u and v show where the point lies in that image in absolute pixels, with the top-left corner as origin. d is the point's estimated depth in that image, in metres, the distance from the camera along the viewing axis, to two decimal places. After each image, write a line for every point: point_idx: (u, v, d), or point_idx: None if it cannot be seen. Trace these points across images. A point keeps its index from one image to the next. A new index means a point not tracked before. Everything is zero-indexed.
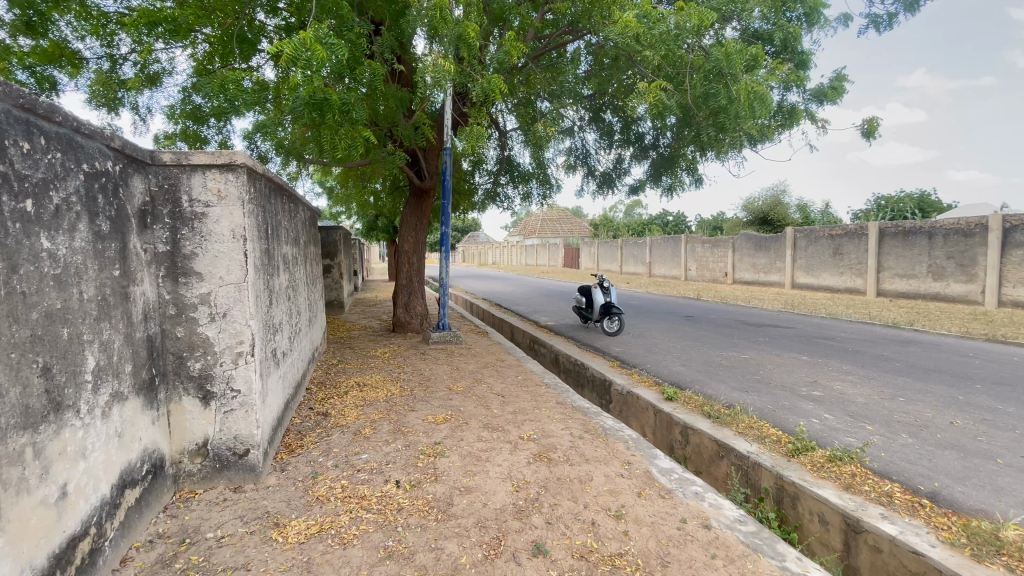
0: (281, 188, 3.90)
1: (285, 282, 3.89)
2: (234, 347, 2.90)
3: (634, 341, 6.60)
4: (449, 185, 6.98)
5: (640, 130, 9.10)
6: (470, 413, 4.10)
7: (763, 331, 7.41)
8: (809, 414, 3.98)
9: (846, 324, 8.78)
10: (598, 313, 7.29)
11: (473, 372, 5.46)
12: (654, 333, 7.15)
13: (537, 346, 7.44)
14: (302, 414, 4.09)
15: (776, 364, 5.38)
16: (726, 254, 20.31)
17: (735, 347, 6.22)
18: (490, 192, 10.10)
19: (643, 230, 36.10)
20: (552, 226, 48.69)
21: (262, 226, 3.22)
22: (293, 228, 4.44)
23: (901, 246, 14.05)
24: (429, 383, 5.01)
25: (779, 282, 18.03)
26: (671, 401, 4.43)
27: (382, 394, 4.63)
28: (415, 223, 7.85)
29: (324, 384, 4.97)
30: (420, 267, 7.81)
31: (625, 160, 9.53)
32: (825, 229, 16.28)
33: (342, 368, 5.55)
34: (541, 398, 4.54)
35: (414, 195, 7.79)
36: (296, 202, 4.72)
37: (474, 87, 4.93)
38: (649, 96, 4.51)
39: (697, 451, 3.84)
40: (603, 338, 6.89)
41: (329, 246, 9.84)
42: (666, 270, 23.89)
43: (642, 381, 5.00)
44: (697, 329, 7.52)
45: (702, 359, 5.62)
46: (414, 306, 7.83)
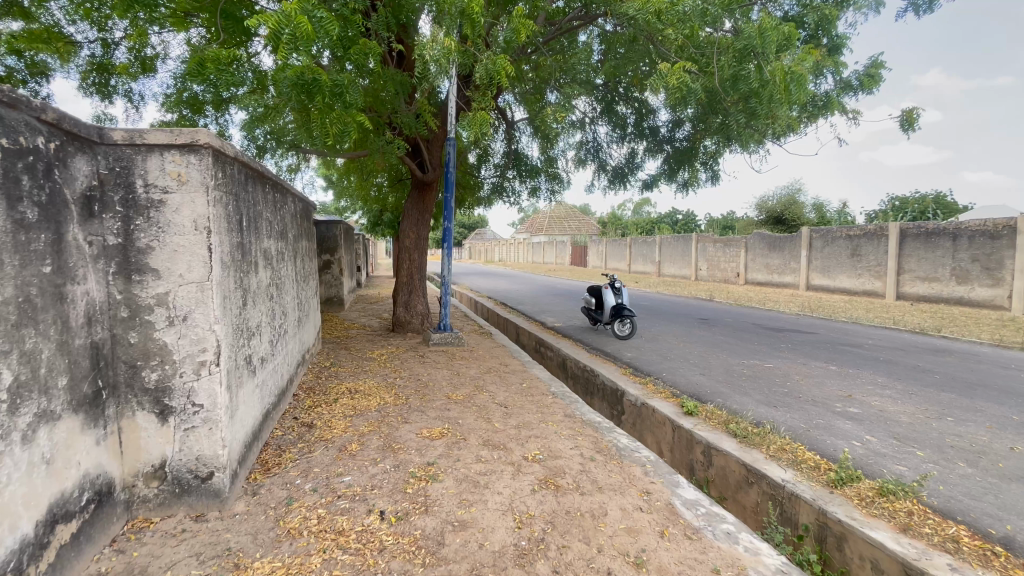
0: (263, 176, 3.52)
1: (266, 280, 3.50)
2: (197, 356, 2.52)
3: (648, 346, 6.17)
4: (450, 178, 6.55)
5: (654, 123, 8.66)
6: (469, 428, 3.70)
7: (785, 337, 6.96)
8: (849, 436, 3.55)
9: (871, 330, 8.29)
10: (608, 315, 6.86)
11: (473, 378, 5.07)
12: (668, 337, 6.72)
13: (543, 350, 7.05)
14: (284, 426, 3.71)
15: (804, 375, 4.94)
16: (738, 253, 19.80)
17: (757, 355, 5.79)
18: (497, 186, 9.70)
19: (652, 229, 35.57)
20: (560, 223, 48.23)
21: (233, 216, 2.83)
22: (280, 221, 4.05)
23: (923, 248, 13.49)
24: (426, 391, 4.62)
25: (793, 283, 17.50)
26: (691, 416, 4.01)
27: (375, 403, 4.24)
28: (416, 218, 7.43)
29: (312, 390, 4.58)
30: (421, 264, 7.40)
31: (638, 154, 9.09)
32: (843, 230, 15.73)
33: (334, 372, 5.16)
34: (548, 410, 4.14)
35: (417, 188, 7.38)
36: (285, 192, 4.35)
37: (479, 69, 4.52)
38: (671, 78, 4.06)
39: (722, 475, 3.43)
40: (614, 342, 6.48)
41: (328, 240, 9.48)
42: (676, 269, 23.39)
43: (657, 391, 4.59)
44: (713, 333, 7.09)
45: (723, 367, 5.19)
46: (414, 304, 7.43)
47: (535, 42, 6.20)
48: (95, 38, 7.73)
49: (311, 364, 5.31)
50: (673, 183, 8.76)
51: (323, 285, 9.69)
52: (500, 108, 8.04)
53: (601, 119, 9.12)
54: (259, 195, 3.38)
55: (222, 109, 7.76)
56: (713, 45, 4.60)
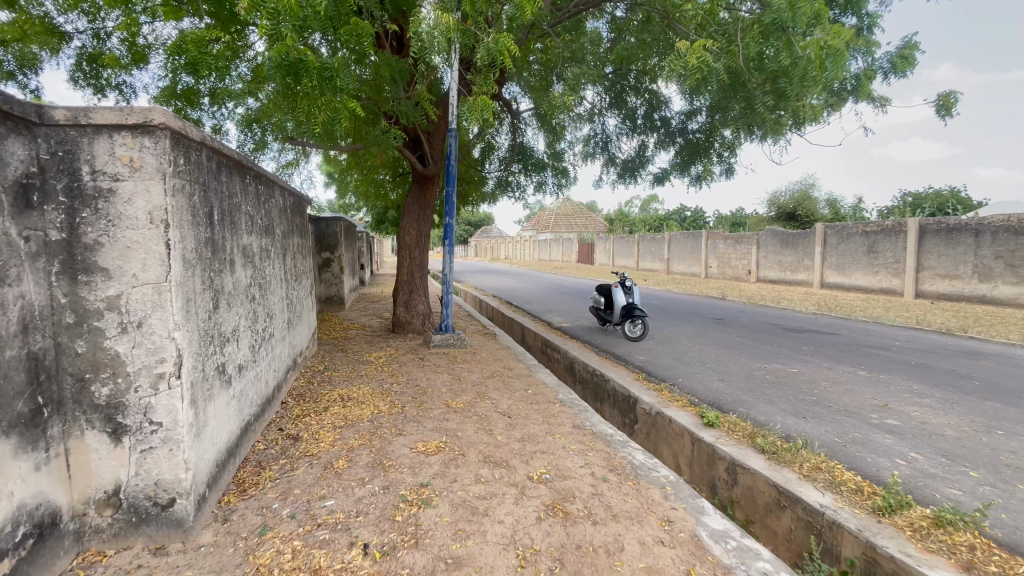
0: (242, 166, 3.22)
1: (244, 280, 3.19)
2: (154, 367, 2.21)
3: (661, 348, 5.82)
4: (452, 171, 6.20)
5: (665, 113, 8.28)
6: (468, 442, 3.37)
7: (806, 338, 6.59)
8: (891, 454, 3.18)
9: (895, 330, 7.89)
10: (618, 315, 6.51)
11: (475, 384, 4.74)
12: (682, 338, 6.36)
13: (550, 351, 6.71)
14: (267, 439, 3.40)
15: (831, 381, 4.57)
16: (749, 250, 19.33)
17: (778, 358, 5.43)
18: (502, 181, 9.35)
19: (661, 226, 35.10)
20: (566, 221, 47.80)
21: (201, 209, 2.52)
22: (264, 216, 3.75)
23: (943, 245, 12.99)
24: (423, 398, 4.29)
25: (807, 281, 17.02)
26: (712, 428, 3.66)
27: (368, 412, 3.92)
28: (417, 214, 7.09)
29: (303, 398, 4.26)
30: (421, 262, 7.08)
31: (649, 147, 8.69)
32: (859, 226, 15.24)
33: (327, 378, 4.84)
34: (555, 420, 3.80)
35: (418, 183, 7.05)
36: (272, 185, 4.05)
37: (479, 49, 4.18)
38: (691, 56, 3.68)
39: (750, 496, 3.07)
40: (624, 344, 6.13)
41: (328, 238, 9.18)
42: (685, 267, 22.94)
43: (673, 400, 4.24)
44: (729, 334, 6.71)
45: (743, 372, 4.83)
46: (415, 304, 7.10)
47: (541, 25, 5.84)
48: (86, 29, 7.43)
49: (303, 370, 5.00)
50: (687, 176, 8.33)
51: (322, 284, 9.38)
52: (504, 97, 7.65)
53: (610, 110, 8.76)
54: (236, 186, 3.08)
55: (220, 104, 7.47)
56: (736, 22, 4.22)
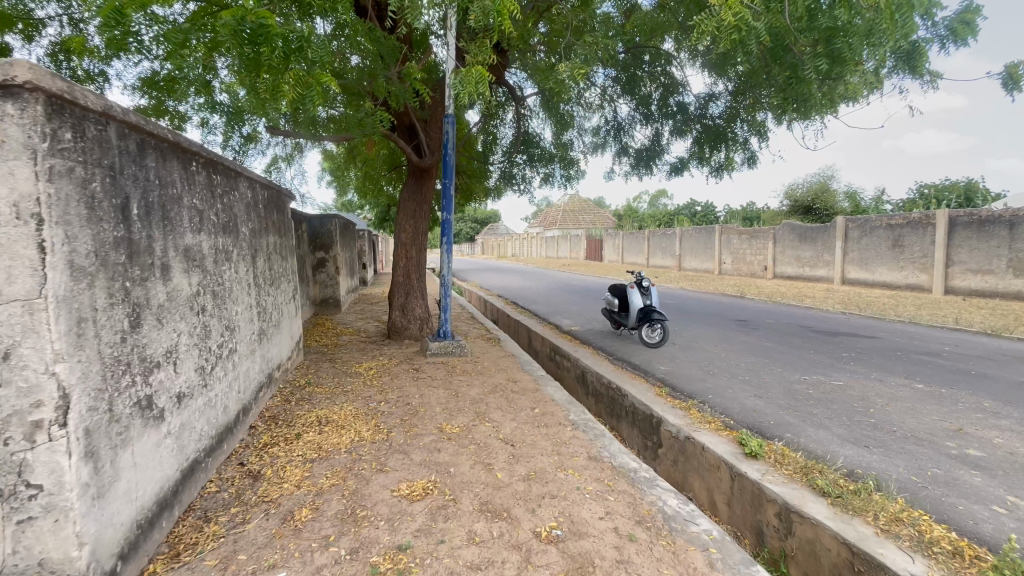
0: (186, 151, 2.68)
1: (187, 290, 2.62)
2: (29, 412, 1.64)
3: (683, 357, 5.21)
4: (449, 160, 5.60)
5: (681, 98, 7.70)
6: (463, 481, 2.79)
7: (843, 343, 5.93)
8: (985, 499, 2.56)
9: (936, 331, 7.21)
10: (634, 320, 5.88)
11: (474, 401, 4.15)
12: (705, 344, 5.74)
13: (559, 359, 6.11)
14: (223, 479, 2.84)
15: (886, 397, 3.94)
16: (765, 245, 18.60)
17: (817, 368, 4.79)
18: (507, 174, 8.73)
19: (670, 221, 34.33)
20: (574, 217, 47.06)
21: (108, 200, 1.96)
22: (223, 211, 3.20)
23: (976, 238, 12.21)
24: (414, 420, 3.70)
25: (827, 277, 16.25)
26: (755, 460, 3.04)
27: (347, 439, 3.35)
28: (414, 210, 6.51)
29: (275, 421, 3.70)
30: (418, 262, 6.50)
31: (664, 135, 8.08)
32: (883, 219, 14.48)
33: (307, 395, 4.27)
34: (567, 450, 3.21)
35: (414, 176, 6.46)
36: (237, 177, 3.51)
37: (474, 10, 3.57)
38: (728, 14, 3.09)
39: (811, 552, 2.46)
40: (641, 351, 5.52)
41: (322, 237, 8.63)
42: (697, 263, 22.22)
43: (705, 422, 3.64)
44: (756, 338, 6.07)
45: (781, 386, 4.21)
46: (413, 308, 6.50)
47: None
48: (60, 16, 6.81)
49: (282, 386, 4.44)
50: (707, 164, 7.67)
51: (317, 286, 8.81)
52: (507, 80, 7.02)
53: (620, 96, 8.18)
54: (175, 174, 2.53)
55: (208, 99, 6.97)
56: None
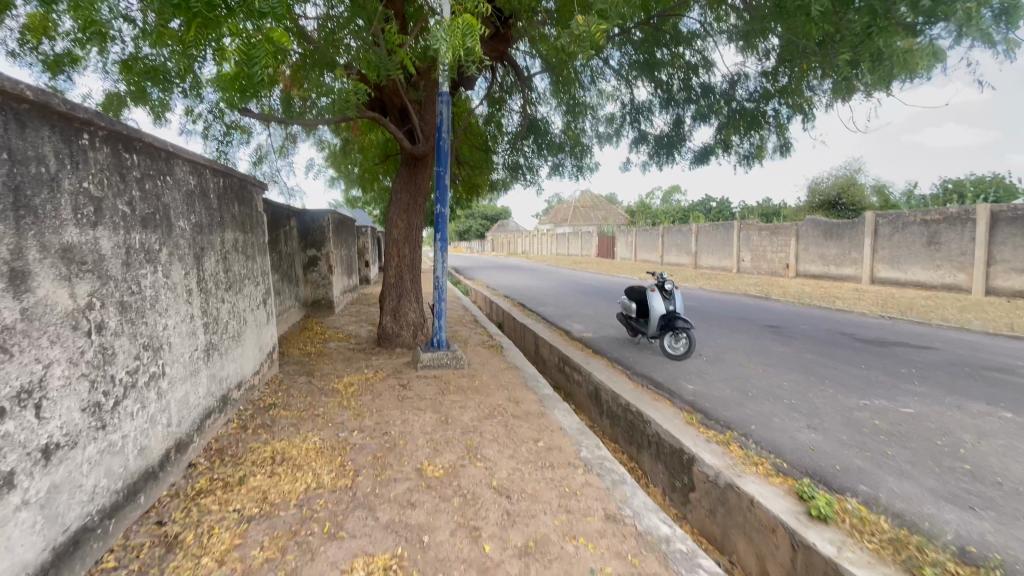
0: (67, 119, 2.03)
1: (66, 305, 1.95)
2: None
3: (715, 373, 4.47)
4: (444, 146, 4.85)
5: (705, 79, 6.93)
6: (437, 557, 2.09)
7: (899, 355, 5.14)
8: None
9: (999, 341, 6.37)
10: (655, 327, 5.14)
11: (467, 429, 3.45)
12: (737, 357, 4.99)
13: (569, 371, 5.40)
14: (128, 550, 2.19)
15: (974, 431, 3.20)
16: (788, 242, 17.65)
17: (876, 389, 4.04)
18: (514, 166, 7.99)
19: (686, 218, 33.32)
20: (585, 214, 46.19)
21: None
22: (144, 200, 2.54)
23: (1021, 234, 11.23)
24: (389, 457, 3.02)
25: (854, 276, 15.30)
26: (824, 526, 2.30)
27: (302, 486, 2.68)
28: (408, 203, 5.76)
29: (222, 457, 3.04)
30: (411, 262, 5.80)
31: (687, 121, 7.29)
32: (917, 214, 13.52)
33: (269, 421, 3.60)
34: (580, 505, 2.51)
35: (407, 165, 5.76)
36: (170, 159, 2.85)
37: None
38: None
39: None
40: (665, 364, 4.79)
41: (314, 233, 7.98)
42: (715, 261, 21.29)
43: (751, 464, 2.90)
44: (796, 350, 5.31)
45: (840, 415, 3.48)
46: (407, 313, 5.78)
47: None
48: None
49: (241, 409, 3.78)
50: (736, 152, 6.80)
51: (310, 286, 8.11)
52: (512, 57, 6.27)
53: (637, 79, 7.43)
54: (44, 147, 1.89)
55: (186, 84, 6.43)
56: None
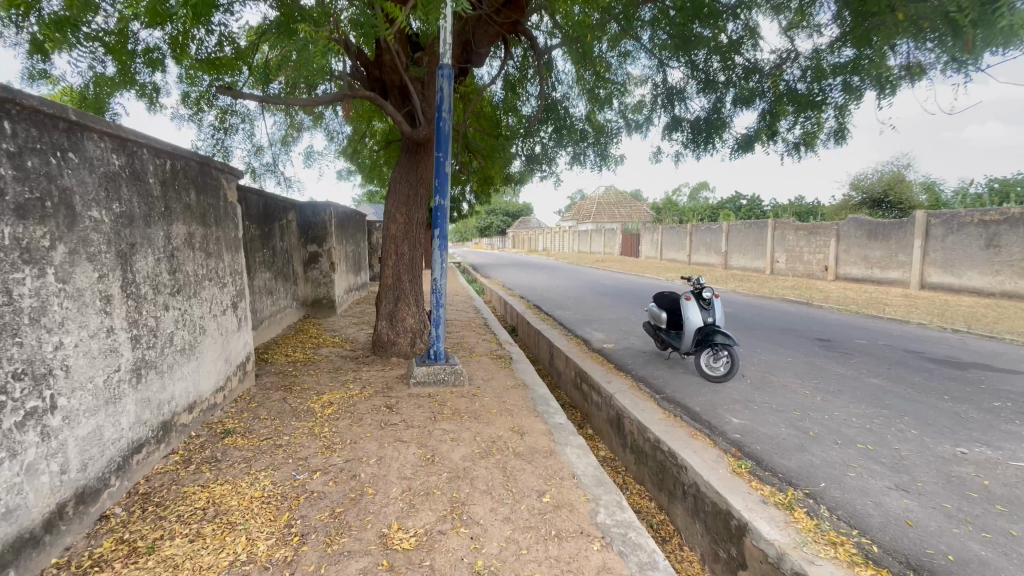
0: None
1: None
2: None
3: (764, 402, 3.70)
4: (444, 127, 4.14)
5: (749, 58, 6.15)
6: None
7: (985, 382, 4.29)
8: None
9: None
10: (689, 341, 4.38)
11: (456, 472, 2.77)
12: (788, 381, 4.21)
13: (588, 389, 4.67)
14: None
15: None
16: (827, 243, 16.49)
17: (971, 432, 3.25)
18: (533, 156, 7.20)
19: (714, 216, 32.06)
20: (609, 211, 45.16)
21: None
22: (22, 182, 1.95)
23: None
24: (350, 513, 2.36)
25: (901, 281, 14.14)
26: None
27: (226, 558, 2.04)
28: (409, 195, 5.07)
29: (144, 508, 2.43)
30: (411, 261, 5.10)
31: (726, 105, 6.55)
32: (975, 214, 12.33)
33: (220, 454, 2.97)
34: None
35: (408, 151, 5.08)
36: (75, 132, 2.25)
37: None
38: None
39: None
40: (701, 388, 4.03)
41: (313, 228, 7.38)
42: (746, 261, 20.19)
43: (828, 545, 2.15)
44: (857, 371, 4.51)
45: (936, 473, 2.72)
46: (405, 318, 5.08)
47: None
48: None
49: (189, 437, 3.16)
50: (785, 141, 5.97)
51: (309, 284, 7.47)
52: (528, 30, 5.50)
53: (671, 57, 6.58)
54: None
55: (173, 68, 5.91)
56: None
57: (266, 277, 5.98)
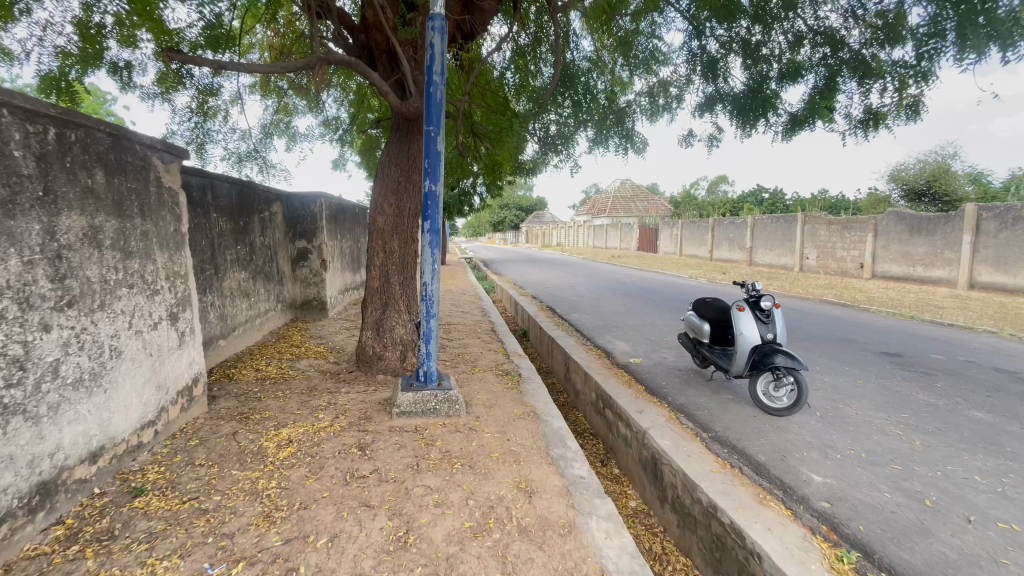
0: None
1: None
2: None
3: (848, 451, 2.83)
4: (436, 95, 3.31)
5: (802, 23, 5.25)
6: None
7: None
8: None
9: None
10: (742, 364, 3.52)
11: (435, 565, 1.95)
12: (869, 415, 3.33)
13: (613, 418, 3.82)
14: None
15: None
16: (864, 238, 15.36)
17: None
18: (549, 139, 6.32)
19: (737, 210, 30.83)
20: (626, 205, 44.01)
21: None
22: None
23: None
24: None
25: (948, 279, 13.01)
26: None
27: None
28: (399, 182, 4.25)
29: None
30: (402, 260, 4.28)
31: (771, 80, 5.67)
32: None
33: (119, 528, 2.19)
34: None
35: (398, 129, 4.27)
36: None
37: None
38: None
39: None
40: (761, 425, 3.16)
41: (301, 220, 6.60)
42: (774, 257, 19.07)
43: None
44: (952, 402, 3.61)
45: None
46: (393, 327, 4.26)
47: None
48: None
49: (89, 496, 2.40)
50: (848, 116, 5.05)
51: (298, 284, 6.72)
52: None
53: (710, 22, 5.65)
54: None
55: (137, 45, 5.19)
56: None
57: (240, 277, 5.22)
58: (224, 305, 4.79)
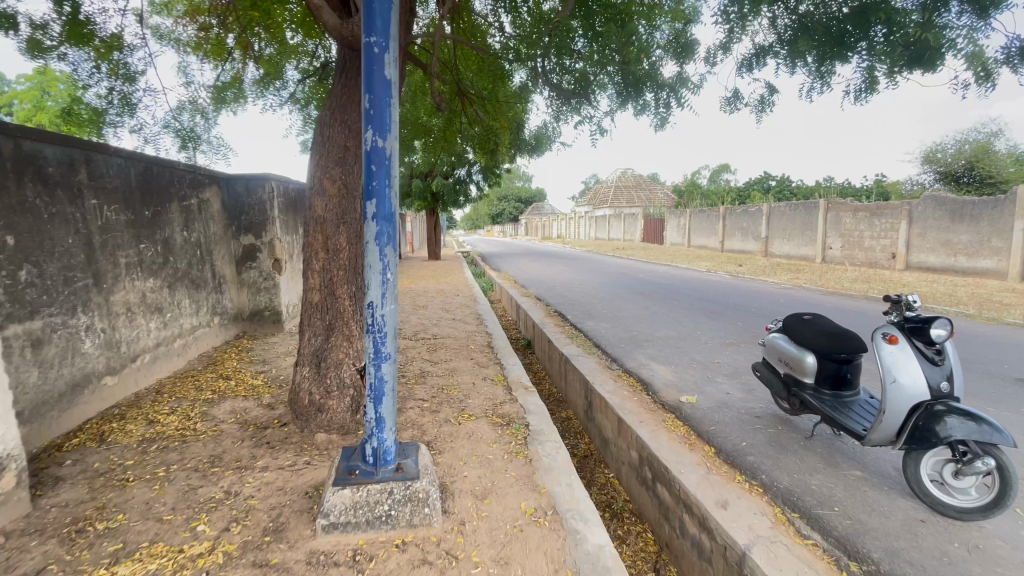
0: None
1: None
2: None
3: None
4: None
5: None
6: None
7: None
8: None
9: None
10: (897, 434, 2.18)
11: None
12: None
13: (669, 505, 2.47)
14: None
15: None
16: (896, 226, 13.99)
17: None
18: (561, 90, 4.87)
19: (746, 198, 29.44)
20: (627, 195, 42.56)
21: None
22: None
23: None
24: None
25: (995, 271, 11.69)
26: None
27: None
28: (349, 147, 2.89)
29: None
30: (354, 262, 2.93)
31: None
32: None
33: None
34: None
35: (348, 71, 2.91)
36: None
37: None
38: None
39: None
40: (948, 549, 1.84)
41: (246, 210, 5.23)
42: (792, 247, 17.74)
43: None
44: None
45: None
46: (341, 362, 2.92)
47: None
48: None
49: None
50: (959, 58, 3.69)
51: (245, 290, 5.37)
52: None
53: None
54: None
55: None
56: None
57: (149, 284, 3.87)
58: (115, 328, 3.44)
